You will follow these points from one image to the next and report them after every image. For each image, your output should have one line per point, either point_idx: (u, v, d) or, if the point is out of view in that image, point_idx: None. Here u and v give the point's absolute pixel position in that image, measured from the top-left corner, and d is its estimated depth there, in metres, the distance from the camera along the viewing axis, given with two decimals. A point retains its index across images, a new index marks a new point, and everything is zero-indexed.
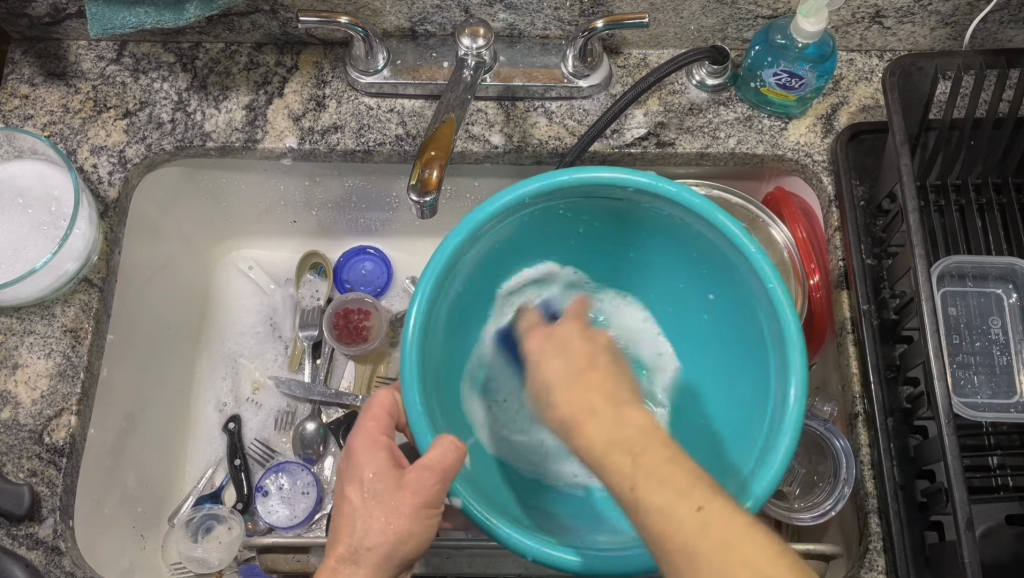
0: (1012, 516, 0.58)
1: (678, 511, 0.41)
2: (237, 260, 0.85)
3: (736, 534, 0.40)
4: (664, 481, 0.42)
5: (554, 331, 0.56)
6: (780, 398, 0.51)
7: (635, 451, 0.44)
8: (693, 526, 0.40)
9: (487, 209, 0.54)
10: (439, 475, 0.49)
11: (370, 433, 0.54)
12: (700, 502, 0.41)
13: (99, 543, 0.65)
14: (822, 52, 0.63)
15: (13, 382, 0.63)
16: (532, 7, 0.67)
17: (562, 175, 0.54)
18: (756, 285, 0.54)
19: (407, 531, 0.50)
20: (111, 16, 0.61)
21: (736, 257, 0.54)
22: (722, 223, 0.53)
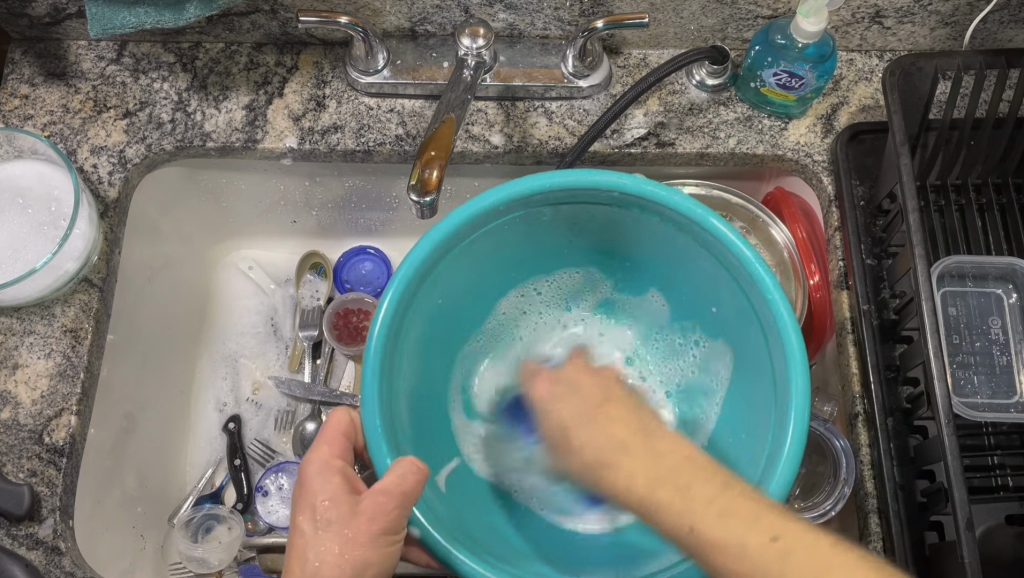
0: (1013, 516, 0.58)
1: (751, 543, 0.41)
2: (237, 260, 0.85)
3: (823, 559, 0.40)
4: (727, 512, 0.43)
5: (560, 375, 0.61)
6: (782, 417, 0.51)
7: (681, 488, 0.45)
8: (763, 545, 0.41)
9: (461, 216, 0.53)
10: (396, 500, 0.48)
11: (324, 456, 0.53)
12: (772, 532, 0.41)
13: (99, 544, 0.65)
14: (822, 52, 0.63)
15: (14, 382, 0.63)
16: (532, 7, 0.67)
17: (544, 180, 0.53)
18: (756, 298, 0.53)
19: (365, 560, 0.49)
20: (111, 16, 0.61)
21: (732, 263, 0.54)
22: (718, 228, 0.53)
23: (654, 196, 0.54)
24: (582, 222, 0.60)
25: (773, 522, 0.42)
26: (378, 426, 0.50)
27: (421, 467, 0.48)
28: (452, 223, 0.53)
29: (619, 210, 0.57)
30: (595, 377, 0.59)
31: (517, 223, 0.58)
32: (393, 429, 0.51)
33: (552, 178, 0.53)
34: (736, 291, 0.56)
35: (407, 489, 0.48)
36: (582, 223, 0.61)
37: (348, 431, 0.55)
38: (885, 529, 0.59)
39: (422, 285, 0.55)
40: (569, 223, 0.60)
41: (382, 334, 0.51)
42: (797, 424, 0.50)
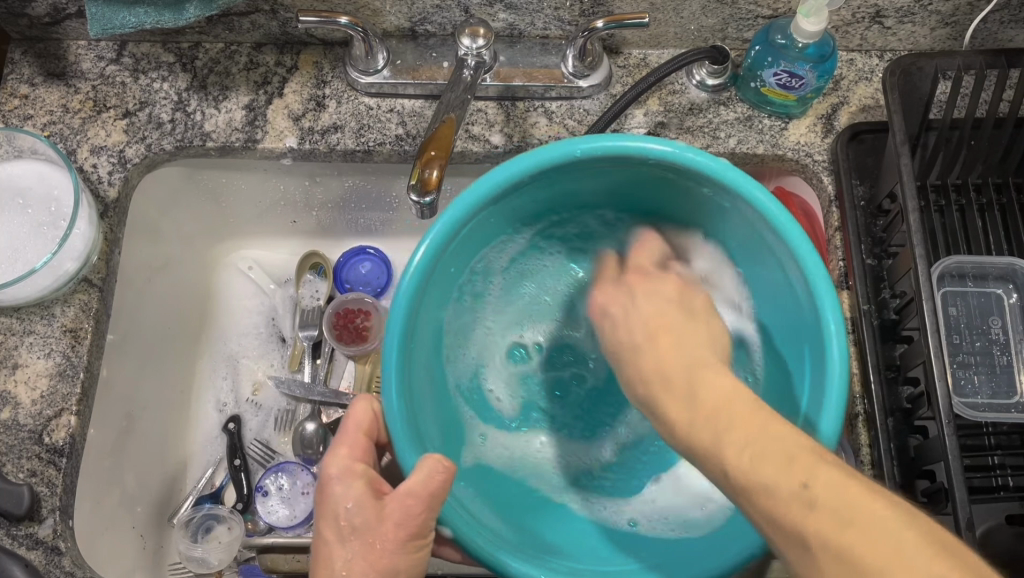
0: (1013, 516, 0.58)
1: (780, 489, 0.38)
2: (237, 261, 0.85)
3: (851, 502, 0.36)
4: (764, 461, 0.39)
5: (623, 282, 0.57)
6: (818, 394, 0.50)
7: (718, 423, 0.42)
8: (799, 504, 0.37)
9: (482, 187, 0.51)
10: (425, 501, 0.48)
11: (346, 457, 0.52)
12: (804, 478, 0.38)
13: (100, 544, 0.65)
14: (822, 52, 0.63)
15: (13, 382, 0.63)
16: (532, 7, 0.67)
17: (575, 147, 0.51)
18: (794, 269, 0.51)
19: (393, 569, 0.49)
20: (111, 16, 0.61)
21: (770, 235, 0.52)
22: (762, 201, 0.50)
23: (691, 164, 0.51)
24: (612, 186, 0.58)
25: (804, 460, 0.38)
26: (398, 422, 0.49)
27: (449, 467, 0.48)
28: (476, 192, 0.51)
29: (650, 174, 0.55)
30: (674, 301, 0.53)
31: (542, 191, 0.56)
32: (413, 423, 0.51)
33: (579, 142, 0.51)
34: (773, 260, 0.54)
35: (432, 489, 0.47)
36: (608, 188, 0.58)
37: (369, 430, 0.54)
38: None
39: (444, 257, 0.53)
40: (601, 188, 0.58)
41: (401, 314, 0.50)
42: (833, 402, 0.48)
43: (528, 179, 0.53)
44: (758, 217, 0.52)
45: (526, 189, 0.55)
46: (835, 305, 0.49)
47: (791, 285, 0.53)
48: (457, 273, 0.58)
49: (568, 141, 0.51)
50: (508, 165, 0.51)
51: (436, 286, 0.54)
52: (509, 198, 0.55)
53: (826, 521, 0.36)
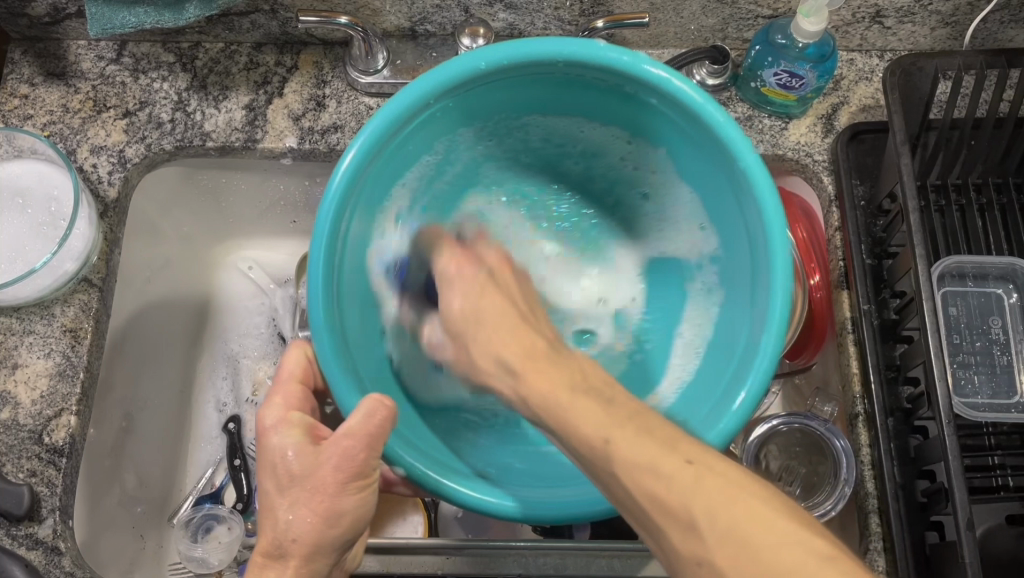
0: (1013, 516, 0.58)
1: (665, 465, 0.39)
2: (237, 261, 0.85)
3: (733, 478, 0.38)
4: (646, 434, 0.41)
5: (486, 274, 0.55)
6: (762, 317, 0.50)
7: (603, 399, 0.43)
8: (686, 476, 0.38)
9: (400, 100, 0.50)
10: (363, 441, 0.47)
11: (282, 404, 0.52)
12: (688, 456, 0.39)
13: (100, 543, 0.65)
14: (822, 52, 0.63)
15: (14, 382, 0.62)
16: (532, 7, 0.67)
17: (493, 56, 0.50)
18: (734, 177, 0.51)
19: (337, 510, 0.48)
20: (111, 16, 0.61)
21: (707, 135, 0.51)
22: (677, 88, 0.50)
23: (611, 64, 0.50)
24: (544, 106, 0.58)
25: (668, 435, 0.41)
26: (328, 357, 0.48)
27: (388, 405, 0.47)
28: (401, 100, 0.50)
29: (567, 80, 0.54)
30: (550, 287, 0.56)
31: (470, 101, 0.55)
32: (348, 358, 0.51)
33: (487, 53, 0.50)
34: (707, 159, 0.54)
35: None
36: (536, 107, 0.58)
37: (304, 377, 0.54)
38: (886, 529, 0.59)
39: (367, 171, 0.52)
40: (527, 105, 0.58)
41: (322, 232, 0.49)
42: (779, 318, 0.49)
43: (439, 99, 0.52)
44: (678, 106, 0.52)
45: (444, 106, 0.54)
46: (772, 191, 0.49)
47: (725, 179, 0.52)
48: (384, 194, 0.57)
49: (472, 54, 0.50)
50: (424, 78, 0.50)
51: (361, 207, 0.54)
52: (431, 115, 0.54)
53: (709, 497, 0.37)
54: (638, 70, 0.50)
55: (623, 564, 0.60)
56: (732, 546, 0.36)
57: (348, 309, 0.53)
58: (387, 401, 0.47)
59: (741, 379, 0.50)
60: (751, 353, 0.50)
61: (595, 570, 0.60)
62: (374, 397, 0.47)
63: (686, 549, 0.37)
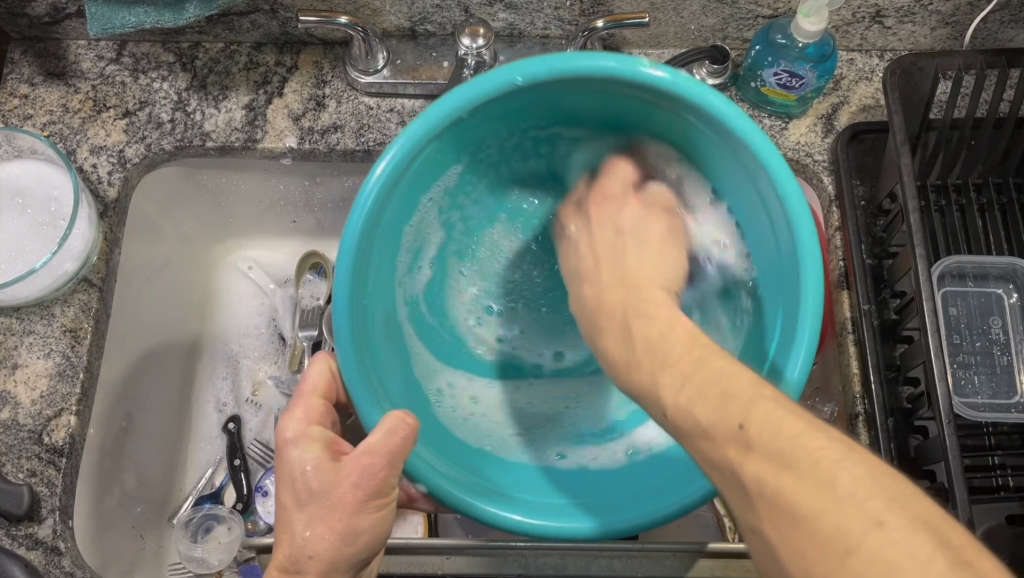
0: (1013, 516, 0.58)
1: (719, 429, 0.37)
2: (237, 261, 0.85)
3: (787, 434, 0.34)
4: (702, 396, 0.39)
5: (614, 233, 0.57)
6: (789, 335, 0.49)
7: (661, 358, 0.43)
8: (737, 446, 0.36)
9: (430, 116, 0.49)
10: (384, 460, 0.47)
11: (303, 418, 0.51)
12: (743, 418, 0.36)
13: (99, 543, 0.65)
14: (822, 52, 0.63)
15: (13, 382, 0.62)
16: (532, 7, 0.67)
17: (520, 71, 0.48)
18: (768, 192, 0.50)
19: (355, 528, 0.48)
20: (111, 16, 0.61)
21: (744, 153, 0.50)
22: (714, 107, 0.49)
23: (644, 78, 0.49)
24: (577, 109, 0.57)
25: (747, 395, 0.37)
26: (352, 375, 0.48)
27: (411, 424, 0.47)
28: (425, 119, 0.49)
29: (601, 91, 0.53)
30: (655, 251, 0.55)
31: (492, 112, 0.54)
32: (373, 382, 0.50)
33: (521, 66, 0.48)
34: (745, 175, 0.52)
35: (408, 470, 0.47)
36: (567, 113, 0.57)
37: (325, 391, 0.53)
38: None
39: (399, 183, 0.51)
40: (560, 111, 0.57)
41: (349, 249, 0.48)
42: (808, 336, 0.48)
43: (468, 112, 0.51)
44: (715, 124, 0.50)
45: (477, 115, 0.53)
46: (807, 217, 0.48)
47: (762, 198, 0.51)
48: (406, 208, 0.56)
49: (507, 68, 0.48)
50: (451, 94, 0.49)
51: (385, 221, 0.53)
52: (454, 129, 0.53)
53: (759, 463, 0.34)
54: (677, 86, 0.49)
55: (622, 564, 0.60)
56: (783, 518, 0.32)
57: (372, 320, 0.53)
58: (409, 419, 0.47)
59: (790, 349, 0.49)
60: (777, 368, 0.49)
61: (595, 570, 0.60)
62: (395, 414, 0.47)
63: (744, 517, 0.35)
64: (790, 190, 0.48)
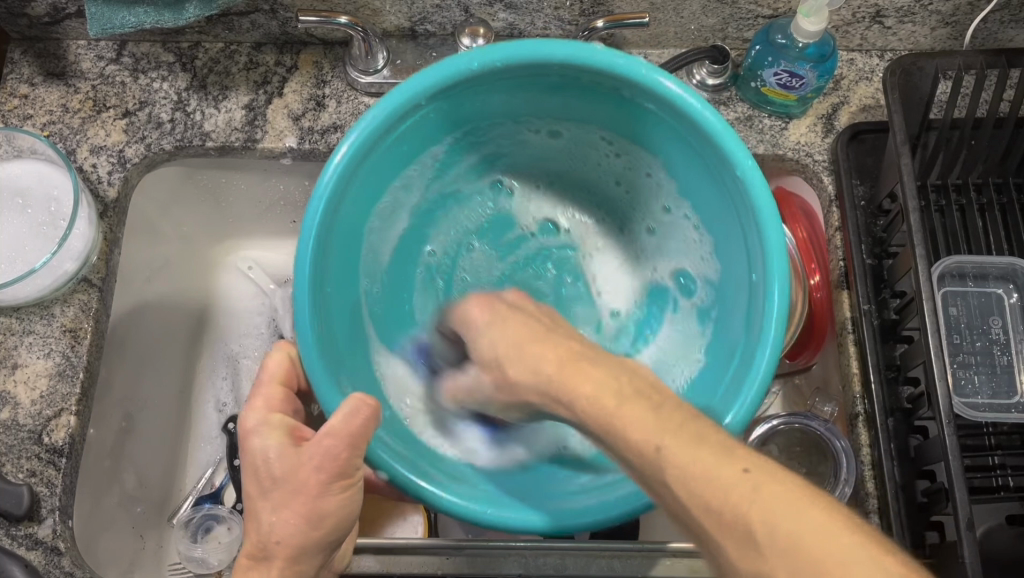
0: (1013, 517, 0.58)
1: (724, 475, 0.36)
2: (237, 261, 0.85)
3: (790, 492, 0.35)
4: (702, 443, 0.38)
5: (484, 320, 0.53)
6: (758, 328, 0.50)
7: (653, 402, 0.41)
8: (744, 490, 0.36)
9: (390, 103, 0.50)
10: (346, 441, 0.47)
11: (264, 406, 0.52)
12: (745, 464, 0.37)
13: (99, 543, 0.65)
14: (822, 52, 0.63)
15: (13, 382, 0.62)
16: (532, 7, 0.67)
17: (476, 57, 0.50)
18: (731, 184, 0.51)
19: (320, 512, 0.48)
20: (111, 16, 0.61)
21: (703, 143, 0.51)
22: (667, 86, 0.50)
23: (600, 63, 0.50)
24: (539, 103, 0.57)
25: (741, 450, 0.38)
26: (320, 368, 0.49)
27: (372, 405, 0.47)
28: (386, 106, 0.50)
29: (567, 83, 0.54)
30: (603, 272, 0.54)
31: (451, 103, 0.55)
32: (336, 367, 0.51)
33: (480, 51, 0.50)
34: (706, 168, 0.54)
35: None
36: (530, 106, 0.58)
37: (285, 377, 0.54)
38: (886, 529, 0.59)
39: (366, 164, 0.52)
40: (532, 103, 0.57)
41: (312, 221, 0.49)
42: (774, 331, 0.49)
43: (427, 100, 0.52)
44: (672, 109, 0.51)
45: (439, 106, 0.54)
46: (765, 189, 0.49)
47: (723, 188, 0.52)
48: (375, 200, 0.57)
49: (462, 56, 0.50)
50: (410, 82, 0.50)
51: (351, 211, 0.54)
52: (416, 119, 0.54)
53: (772, 514, 0.34)
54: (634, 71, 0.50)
55: (622, 564, 0.60)
56: (801, 570, 0.33)
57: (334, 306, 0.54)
58: (370, 399, 0.47)
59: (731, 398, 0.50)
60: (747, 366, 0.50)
61: (594, 570, 0.60)
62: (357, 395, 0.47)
63: (746, 567, 0.35)
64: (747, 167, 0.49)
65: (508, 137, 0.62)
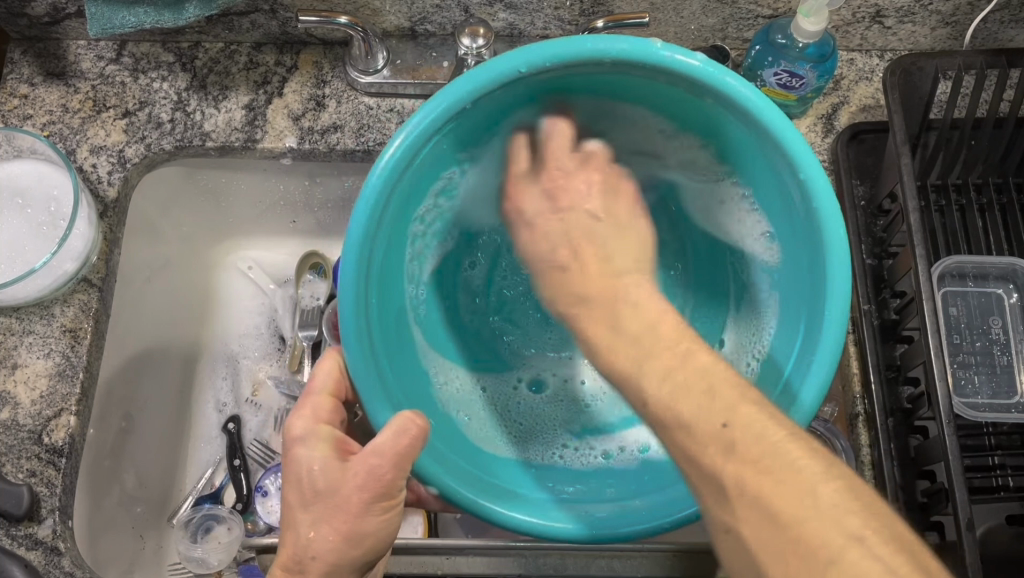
0: (1013, 517, 0.58)
1: (701, 427, 0.39)
2: (237, 261, 0.85)
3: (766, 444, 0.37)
4: (687, 392, 0.40)
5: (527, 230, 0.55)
6: (811, 344, 0.48)
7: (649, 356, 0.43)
8: (718, 447, 0.38)
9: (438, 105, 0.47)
10: (390, 461, 0.47)
11: (311, 416, 0.51)
12: (726, 417, 0.39)
13: (99, 543, 0.66)
14: (822, 52, 0.63)
15: (13, 382, 0.62)
16: (532, 7, 0.67)
17: (535, 52, 0.46)
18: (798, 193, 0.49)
19: (359, 532, 0.48)
20: (111, 16, 0.61)
21: (774, 150, 0.48)
22: (736, 88, 0.47)
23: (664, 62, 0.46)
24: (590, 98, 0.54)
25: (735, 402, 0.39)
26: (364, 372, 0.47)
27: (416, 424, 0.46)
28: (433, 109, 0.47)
29: (618, 79, 0.50)
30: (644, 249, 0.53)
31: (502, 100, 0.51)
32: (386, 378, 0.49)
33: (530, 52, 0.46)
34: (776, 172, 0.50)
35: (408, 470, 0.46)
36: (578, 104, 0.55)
37: (336, 390, 0.53)
38: None
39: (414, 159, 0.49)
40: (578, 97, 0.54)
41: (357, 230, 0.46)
42: (828, 349, 0.47)
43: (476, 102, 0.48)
44: (735, 109, 0.48)
45: (480, 107, 0.50)
46: (827, 183, 0.47)
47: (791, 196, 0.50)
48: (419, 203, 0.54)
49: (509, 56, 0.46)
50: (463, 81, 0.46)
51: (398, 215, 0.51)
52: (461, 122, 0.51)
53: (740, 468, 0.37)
54: (701, 72, 0.46)
55: (622, 564, 0.60)
56: (758, 517, 0.36)
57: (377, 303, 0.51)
58: (419, 420, 0.46)
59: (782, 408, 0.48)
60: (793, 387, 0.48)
61: (595, 570, 0.60)
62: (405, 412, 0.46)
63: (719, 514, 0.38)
64: (810, 164, 0.47)
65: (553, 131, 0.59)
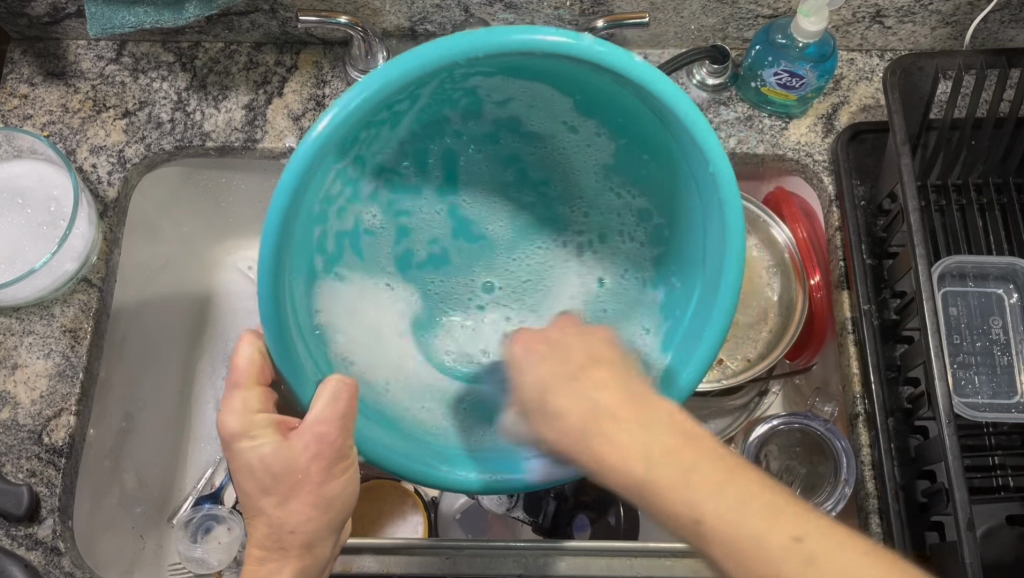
0: (1013, 517, 0.58)
1: (758, 533, 0.38)
2: (236, 261, 0.84)
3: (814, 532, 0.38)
4: (724, 492, 0.40)
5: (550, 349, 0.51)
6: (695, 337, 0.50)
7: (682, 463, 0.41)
8: (787, 555, 0.38)
9: (373, 84, 0.42)
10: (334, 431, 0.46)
11: (242, 409, 0.49)
12: (781, 523, 0.39)
13: (99, 543, 0.66)
14: (822, 52, 0.63)
15: (13, 382, 0.62)
16: (532, 7, 0.67)
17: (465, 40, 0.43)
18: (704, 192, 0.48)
19: (323, 501, 0.49)
20: (111, 16, 0.61)
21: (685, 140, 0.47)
22: (654, 74, 0.44)
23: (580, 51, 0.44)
24: (512, 84, 0.52)
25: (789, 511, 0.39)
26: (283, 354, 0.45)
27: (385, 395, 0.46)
28: (372, 86, 0.42)
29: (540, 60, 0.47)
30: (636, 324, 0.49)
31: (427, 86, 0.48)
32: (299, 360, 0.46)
33: (460, 39, 0.43)
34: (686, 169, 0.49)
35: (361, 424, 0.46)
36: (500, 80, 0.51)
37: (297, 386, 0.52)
38: (886, 529, 0.59)
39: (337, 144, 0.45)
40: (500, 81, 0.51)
41: (276, 221, 0.42)
42: (712, 342, 0.49)
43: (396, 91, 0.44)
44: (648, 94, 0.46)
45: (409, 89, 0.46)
46: (733, 177, 0.46)
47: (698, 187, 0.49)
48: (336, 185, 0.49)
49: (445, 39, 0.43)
50: (405, 56, 0.43)
51: (315, 199, 0.47)
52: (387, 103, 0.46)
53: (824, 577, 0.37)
54: (633, 67, 0.44)
55: (623, 564, 0.60)
56: None
57: (297, 288, 0.47)
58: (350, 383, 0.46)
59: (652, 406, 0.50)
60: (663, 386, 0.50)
61: (595, 570, 0.60)
62: (334, 379, 0.46)
63: None
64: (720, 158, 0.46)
65: (474, 110, 0.55)
